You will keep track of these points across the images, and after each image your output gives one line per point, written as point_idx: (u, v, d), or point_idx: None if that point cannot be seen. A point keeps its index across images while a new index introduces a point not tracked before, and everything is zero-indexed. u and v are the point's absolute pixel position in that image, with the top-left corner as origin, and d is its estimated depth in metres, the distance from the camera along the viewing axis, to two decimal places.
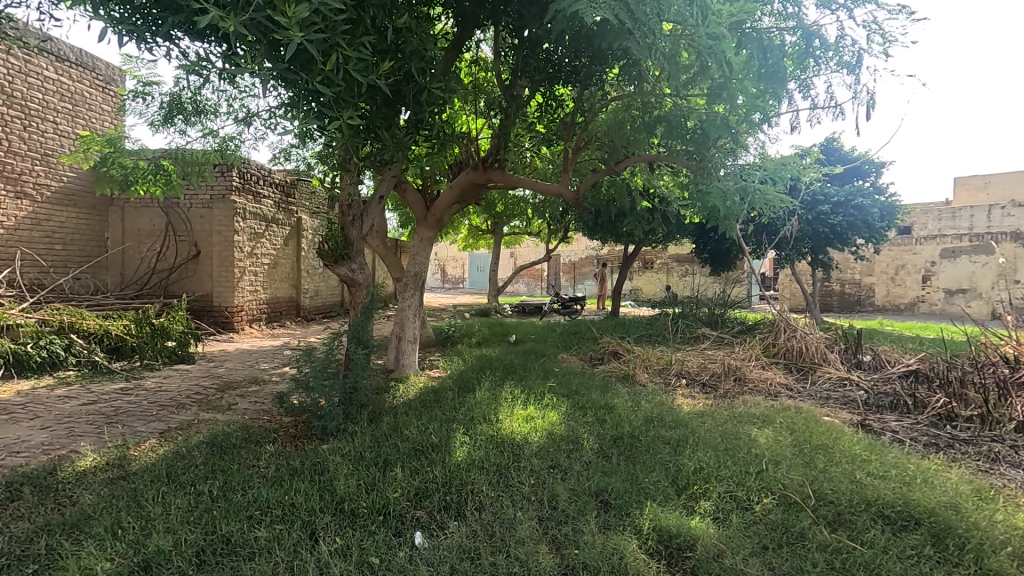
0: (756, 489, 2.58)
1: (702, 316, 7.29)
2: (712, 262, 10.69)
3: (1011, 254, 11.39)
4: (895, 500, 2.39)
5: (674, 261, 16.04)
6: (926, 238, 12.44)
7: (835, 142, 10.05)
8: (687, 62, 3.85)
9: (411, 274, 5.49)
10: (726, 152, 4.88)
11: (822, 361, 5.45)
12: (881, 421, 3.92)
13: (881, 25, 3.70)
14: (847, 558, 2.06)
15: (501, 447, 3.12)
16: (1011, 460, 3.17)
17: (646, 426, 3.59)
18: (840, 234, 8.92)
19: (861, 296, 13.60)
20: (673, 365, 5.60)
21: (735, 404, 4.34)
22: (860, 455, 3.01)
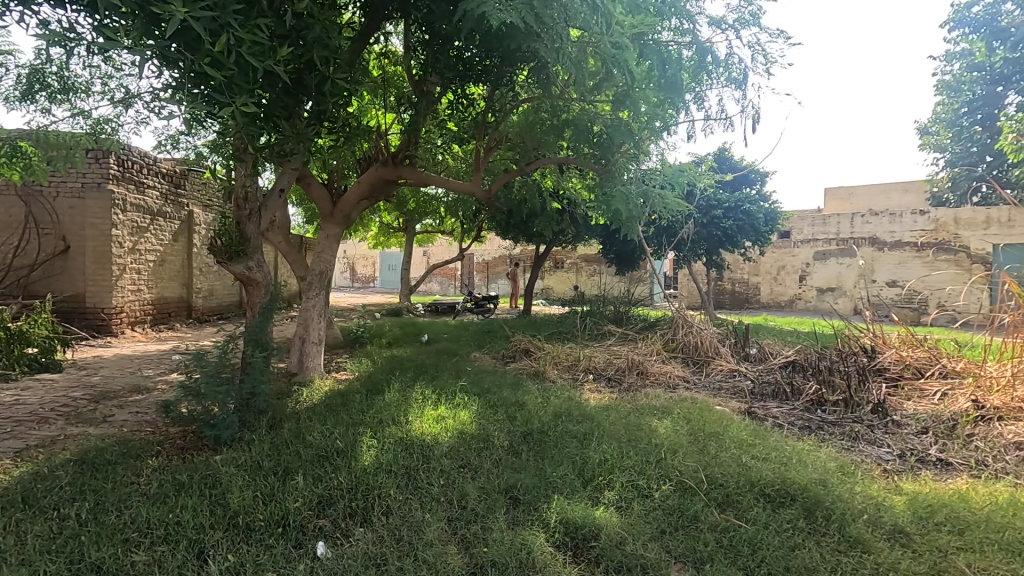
0: (655, 477, 2.73)
1: (608, 314, 7.61)
2: (618, 262, 11.19)
3: (870, 257, 12.66)
4: (774, 479, 2.62)
5: (583, 261, 16.54)
6: (802, 242, 13.76)
7: (726, 151, 10.86)
8: (593, 68, 4.00)
9: (315, 273, 5.24)
10: (630, 158, 5.10)
11: (714, 354, 5.90)
12: (764, 408, 4.30)
13: (764, 46, 4.05)
14: (733, 535, 2.23)
15: (410, 449, 3.06)
16: (868, 438, 3.59)
17: (555, 421, 3.68)
18: (730, 237, 9.68)
19: (749, 294, 14.82)
20: (582, 361, 5.78)
21: (638, 397, 4.57)
22: (746, 440, 3.27)
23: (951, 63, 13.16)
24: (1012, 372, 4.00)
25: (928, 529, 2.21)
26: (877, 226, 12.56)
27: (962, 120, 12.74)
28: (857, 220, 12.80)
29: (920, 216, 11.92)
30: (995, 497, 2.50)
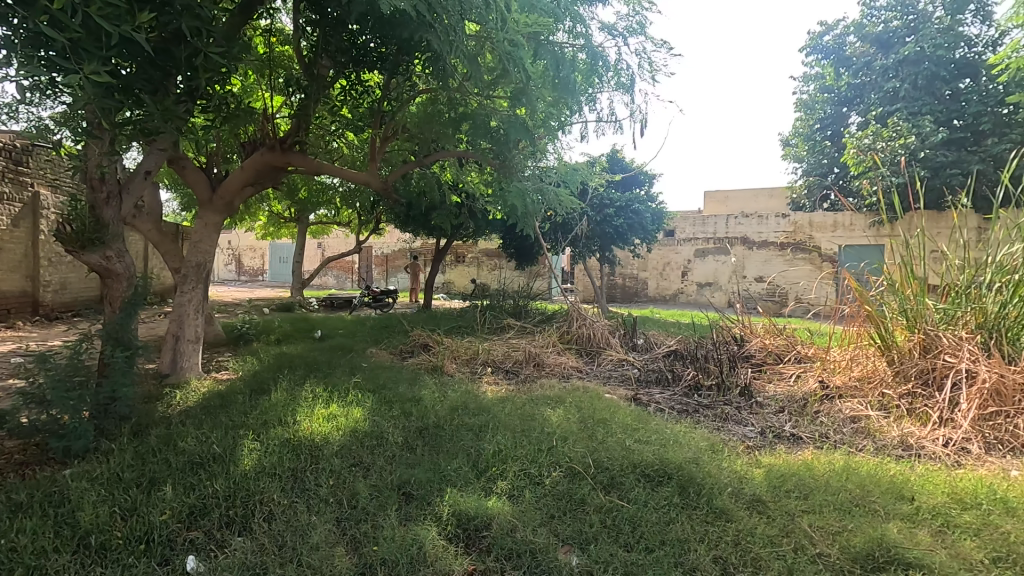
0: (546, 465, 2.82)
1: (508, 307, 7.74)
2: (517, 256, 11.39)
3: (741, 254, 13.97)
4: (654, 460, 2.82)
5: (483, 256, 16.63)
6: (685, 240, 14.85)
7: (618, 153, 11.43)
8: (490, 63, 4.02)
9: (191, 264, 4.81)
10: (527, 154, 5.20)
11: (605, 345, 6.22)
12: (648, 395, 4.60)
13: (650, 55, 4.31)
14: (616, 515, 2.36)
15: (297, 450, 2.91)
16: (735, 419, 3.98)
17: (451, 415, 3.67)
18: (621, 235, 10.23)
19: (638, 288, 15.76)
20: (481, 355, 5.82)
21: (534, 388, 4.69)
22: (631, 425, 3.49)
23: (807, 84, 14.85)
24: (850, 356, 4.63)
25: (780, 496, 2.49)
26: (748, 227, 13.88)
27: (815, 135, 14.43)
28: (731, 222, 14.06)
29: (783, 219, 13.35)
30: (832, 464, 2.87)
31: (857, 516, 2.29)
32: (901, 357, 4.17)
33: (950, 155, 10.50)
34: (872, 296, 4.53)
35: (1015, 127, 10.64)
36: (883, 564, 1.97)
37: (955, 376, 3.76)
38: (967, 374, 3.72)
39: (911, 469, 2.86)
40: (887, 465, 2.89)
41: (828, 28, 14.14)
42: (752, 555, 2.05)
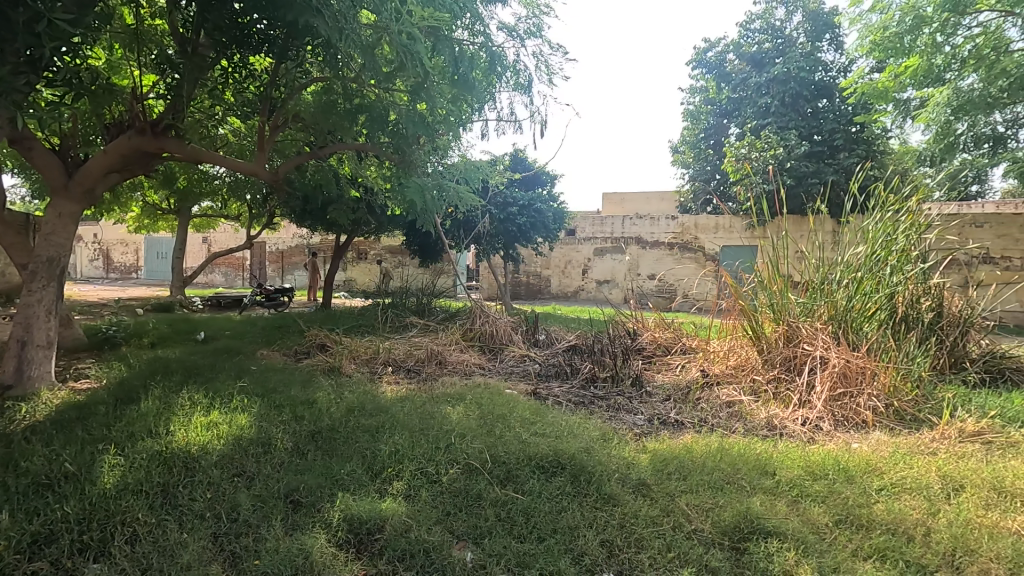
0: (444, 462, 2.81)
1: (411, 305, 7.60)
2: (421, 253, 11.24)
3: (636, 253, 14.78)
4: (548, 452, 2.89)
5: (386, 253, 16.20)
6: (585, 239, 15.42)
7: (521, 152, 11.62)
8: (387, 55, 3.91)
9: (42, 259, 4.24)
10: (427, 150, 5.13)
11: (508, 342, 6.31)
12: (547, 389, 4.72)
13: (547, 58, 4.42)
14: (511, 507, 2.40)
15: (170, 462, 2.66)
16: (626, 408, 4.20)
17: (347, 417, 3.53)
18: (524, 233, 10.42)
19: (541, 285, 16.15)
20: (381, 354, 5.66)
21: (435, 386, 4.64)
22: (529, 419, 3.56)
23: (694, 96, 16.01)
24: (727, 346, 5.05)
25: (662, 479, 2.66)
26: (642, 227, 14.70)
27: (701, 144, 15.59)
28: (627, 222, 14.82)
29: (672, 221, 14.30)
30: (709, 447, 3.11)
31: (727, 492, 2.50)
32: (769, 346, 4.63)
33: (811, 166, 11.81)
34: (745, 292, 4.97)
35: (862, 144, 12.17)
36: (747, 534, 2.17)
37: (811, 362, 4.23)
38: (821, 360, 4.20)
39: (774, 447, 3.17)
40: (755, 445, 3.19)
41: (711, 45, 15.33)
42: (636, 537, 2.18)
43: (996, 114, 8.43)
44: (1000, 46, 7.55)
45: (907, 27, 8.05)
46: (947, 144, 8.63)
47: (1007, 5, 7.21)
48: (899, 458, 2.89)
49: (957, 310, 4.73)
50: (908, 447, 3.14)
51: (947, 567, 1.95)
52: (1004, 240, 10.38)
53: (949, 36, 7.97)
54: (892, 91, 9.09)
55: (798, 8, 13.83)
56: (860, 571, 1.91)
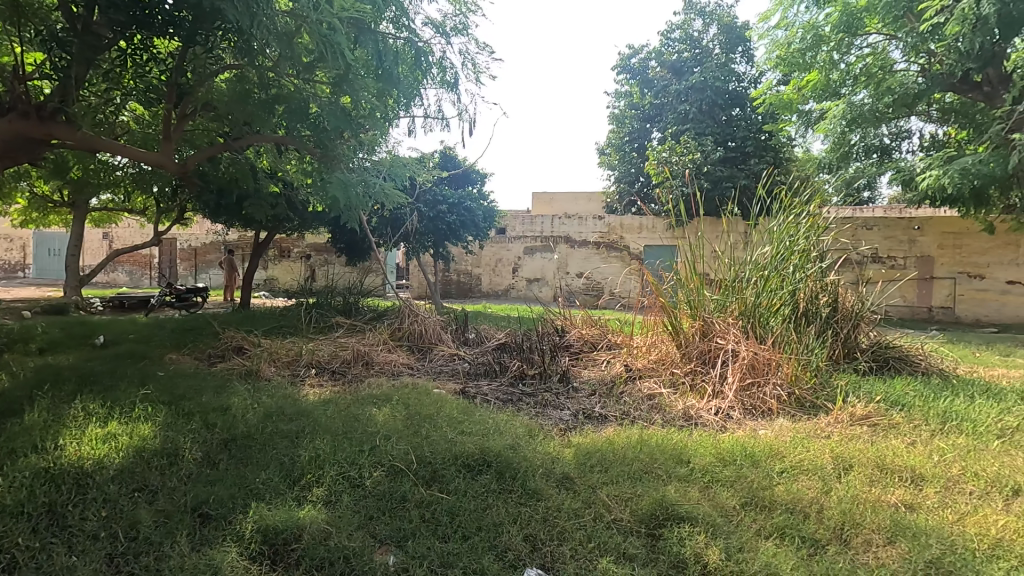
0: (367, 465, 2.74)
1: (336, 305, 7.35)
2: (348, 251, 10.91)
3: (565, 252, 15.07)
4: (475, 450, 2.89)
5: (311, 251, 15.56)
6: (515, 238, 15.54)
7: (450, 150, 11.54)
8: (306, 44, 3.76)
9: None
10: (351, 145, 4.98)
11: (437, 341, 6.24)
12: (476, 388, 4.72)
13: (474, 57, 4.42)
14: (436, 507, 2.38)
15: (58, 480, 2.43)
16: (553, 404, 4.28)
17: (264, 423, 3.36)
18: (454, 231, 10.35)
19: (472, 284, 16.11)
20: (304, 356, 5.43)
21: (360, 388, 4.51)
22: (456, 418, 3.54)
23: (619, 100, 16.55)
24: (649, 342, 5.27)
25: (585, 472, 2.73)
26: (570, 227, 15.01)
27: (625, 147, 16.14)
28: (556, 222, 15.07)
29: (599, 221, 14.71)
30: (629, 439, 3.23)
31: (645, 481, 2.61)
32: (687, 341, 4.88)
33: (725, 171, 12.54)
34: (665, 289, 5.21)
35: (770, 151, 13.05)
36: (662, 520, 2.28)
37: (724, 355, 4.53)
38: (732, 352, 4.50)
39: (689, 437, 3.33)
40: (673, 435, 3.34)
41: (634, 51, 15.91)
42: (558, 529, 2.22)
43: (883, 127, 9.31)
44: (886, 66, 8.34)
45: (809, 44, 8.86)
46: (842, 153, 9.43)
47: (891, 29, 7.98)
48: (798, 442, 3.12)
49: (850, 305, 5.16)
50: (807, 432, 3.40)
51: (836, 540, 2.14)
52: (890, 241, 11.49)
53: (844, 54, 8.72)
54: (796, 103, 9.83)
55: (714, 20, 14.64)
56: (761, 549, 2.05)
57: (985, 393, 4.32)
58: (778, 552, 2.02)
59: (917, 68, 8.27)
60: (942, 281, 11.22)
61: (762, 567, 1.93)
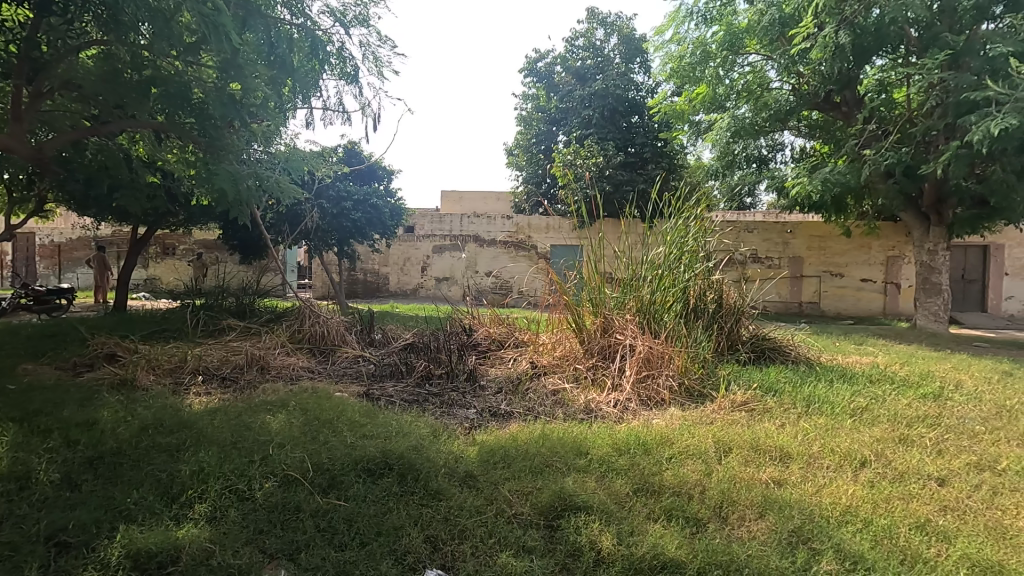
0: (257, 476, 2.58)
1: (228, 307, 6.84)
2: (242, 249, 10.20)
3: (474, 251, 15.10)
4: (376, 453, 2.81)
5: (199, 248, 14.37)
6: (423, 237, 15.31)
7: (354, 145, 11.15)
8: (187, 24, 3.47)
9: None
10: (242, 136, 4.67)
11: (340, 343, 6.00)
12: (380, 389, 4.60)
13: (375, 50, 4.30)
14: (332, 515, 2.30)
15: None
16: (459, 403, 4.28)
17: (138, 436, 3.06)
18: (359, 229, 10.03)
19: (379, 283, 15.67)
20: (189, 362, 5.00)
21: (253, 394, 4.24)
22: (357, 422, 3.43)
23: (526, 102, 16.87)
24: (554, 338, 5.42)
25: (488, 468, 2.76)
26: (479, 226, 15.06)
27: (533, 148, 16.48)
28: (465, 221, 15.05)
29: (508, 220, 14.90)
30: (532, 434, 3.30)
31: (546, 474, 2.68)
32: (589, 337, 5.08)
33: (626, 176, 13.19)
34: (569, 288, 5.38)
35: (665, 157, 13.87)
36: (560, 511, 2.35)
37: (623, 349, 4.77)
38: (630, 347, 4.75)
39: (588, 429, 3.47)
40: (574, 428, 3.46)
41: (541, 56, 16.29)
42: (459, 527, 2.22)
43: (761, 139, 10.13)
44: (764, 84, 9.17)
45: (698, 58, 9.58)
46: (727, 162, 10.25)
47: (767, 50, 8.78)
48: (686, 430, 3.35)
49: (732, 300, 5.62)
50: (694, 419, 3.66)
51: (715, 517, 2.32)
52: (768, 243, 12.68)
53: (728, 70, 9.47)
54: (687, 113, 10.55)
55: (614, 31, 15.36)
56: (650, 531, 2.18)
57: (841, 378, 4.90)
58: (664, 533, 2.16)
59: (789, 87, 9.21)
60: (810, 279, 12.55)
61: (651, 547, 2.06)
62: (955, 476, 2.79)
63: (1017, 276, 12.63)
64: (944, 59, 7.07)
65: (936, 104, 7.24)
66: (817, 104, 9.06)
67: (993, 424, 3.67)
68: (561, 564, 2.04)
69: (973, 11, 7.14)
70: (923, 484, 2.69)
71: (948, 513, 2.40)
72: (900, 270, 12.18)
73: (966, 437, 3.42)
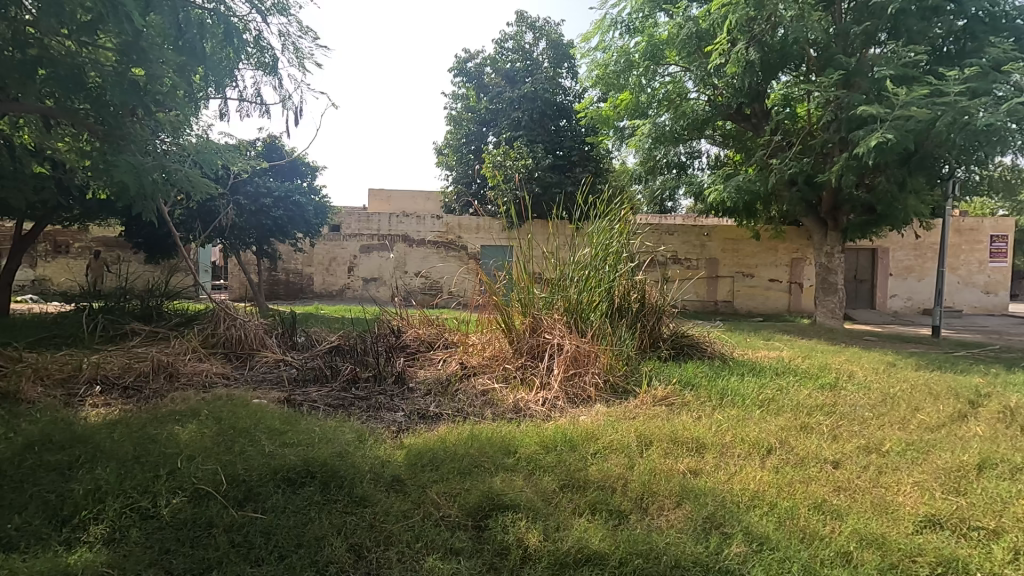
0: (164, 492, 2.40)
1: (131, 311, 6.31)
2: (148, 247, 9.45)
3: (403, 250, 14.83)
4: (297, 461, 2.69)
5: (97, 246, 13.15)
6: (350, 236, 14.84)
7: (275, 139, 10.61)
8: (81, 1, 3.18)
9: None
10: (146, 126, 4.33)
11: (260, 347, 5.69)
12: (303, 394, 4.42)
13: (294, 41, 4.13)
14: (248, 529, 2.18)
15: None
16: (387, 406, 4.18)
17: (22, 454, 2.76)
18: (280, 227, 9.57)
19: (303, 284, 15.05)
20: (84, 371, 4.57)
21: (160, 404, 3.94)
22: (277, 429, 3.26)
23: (456, 102, 16.80)
24: (484, 339, 5.43)
25: (416, 472, 2.71)
26: (408, 226, 14.81)
27: (462, 148, 16.42)
28: (394, 220, 14.74)
29: (437, 220, 14.77)
30: (461, 435, 3.29)
31: (474, 475, 2.67)
32: (518, 337, 5.14)
33: (554, 178, 13.45)
34: (498, 288, 5.42)
35: (592, 161, 14.24)
36: (488, 511, 2.36)
37: (551, 349, 4.86)
38: (558, 347, 4.85)
39: (517, 428, 3.50)
40: (503, 428, 3.47)
41: (471, 56, 16.28)
42: (384, 534, 2.17)
43: (681, 146, 10.62)
44: (682, 94, 9.64)
45: (621, 67, 9.86)
46: (650, 167, 10.69)
47: (685, 62, 9.25)
48: (610, 425, 3.46)
49: (654, 299, 5.86)
50: (618, 415, 3.79)
51: (636, 509, 2.42)
52: (687, 245, 13.35)
53: (650, 80, 9.85)
54: (612, 119, 10.91)
55: (542, 35, 15.63)
56: (575, 526, 2.24)
57: (751, 371, 5.25)
58: (589, 527, 2.22)
59: (705, 98, 9.74)
60: (725, 279, 13.34)
61: (575, 541, 2.11)
62: (847, 459, 3.06)
63: (899, 277, 14.08)
64: (838, 78, 7.75)
65: (832, 119, 7.93)
66: (730, 115, 9.65)
67: (878, 410, 4.08)
68: (488, 564, 2.05)
69: (863, 36, 7.88)
70: (820, 467, 2.94)
71: (841, 493, 2.63)
72: (803, 271, 13.22)
73: (857, 423, 3.77)
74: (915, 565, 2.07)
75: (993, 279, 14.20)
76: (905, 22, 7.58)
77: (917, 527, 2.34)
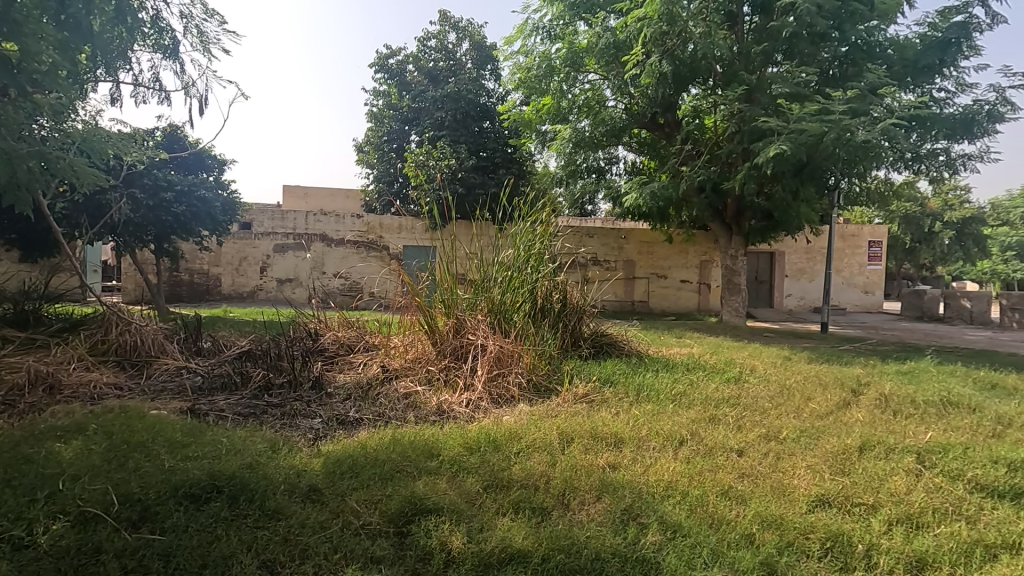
0: (41, 518, 2.16)
1: (2, 314, 5.57)
2: (23, 243, 8.41)
3: (321, 250, 14.24)
4: (200, 475, 2.50)
5: None
6: (263, 235, 14.06)
7: (176, 128, 9.84)
8: None
9: None
10: (20, 108, 3.83)
11: (159, 353, 5.24)
12: (209, 403, 4.12)
13: (199, 25, 3.84)
14: (143, 552, 1.99)
15: None
16: (303, 413, 4.00)
17: None
18: (183, 224, 8.88)
19: (209, 285, 14.06)
20: None
21: (38, 420, 3.52)
22: (179, 442, 3.02)
23: (377, 99, 16.39)
24: (406, 340, 5.32)
25: (335, 480, 2.60)
26: (326, 225, 14.23)
27: (384, 146, 16.04)
28: (311, 219, 14.13)
29: (357, 219, 14.28)
30: (382, 440, 3.21)
31: (395, 481, 2.61)
32: (441, 338, 5.09)
33: (478, 179, 13.46)
34: (421, 289, 5.33)
35: (515, 163, 14.40)
36: (411, 516, 2.31)
37: (474, 350, 4.85)
38: (482, 347, 4.85)
39: (440, 430, 3.46)
40: (426, 431, 3.41)
41: (393, 53, 15.94)
42: (300, 547, 2.07)
43: (600, 151, 10.97)
44: (601, 102, 9.95)
45: (543, 72, 10.07)
46: (571, 171, 10.96)
47: (604, 70, 9.57)
48: (533, 424, 3.51)
49: (575, 300, 6.02)
50: (540, 414, 3.85)
51: (558, 505, 2.47)
52: (606, 247, 13.83)
53: (571, 86, 10.10)
54: (534, 122, 11.05)
55: (466, 36, 15.60)
56: (498, 526, 2.24)
57: (665, 368, 5.53)
58: (511, 526, 2.23)
59: (621, 106, 10.14)
60: (640, 280, 13.95)
61: (499, 541, 2.12)
62: (750, 447, 3.30)
63: (793, 278, 15.38)
64: (741, 93, 8.31)
65: (736, 131, 8.50)
66: (645, 123, 10.09)
67: (776, 401, 4.42)
68: (410, 569, 2.00)
69: (762, 55, 8.50)
70: (725, 456, 3.14)
71: (745, 479, 2.83)
72: (710, 272, 14.10)
73: (758, 413, 4.07)
74: (808, 542, 2.26)
75: (870, 280, 15.85)
76: (798, 45, 8.26)
77: (810, 506, 2.56)
